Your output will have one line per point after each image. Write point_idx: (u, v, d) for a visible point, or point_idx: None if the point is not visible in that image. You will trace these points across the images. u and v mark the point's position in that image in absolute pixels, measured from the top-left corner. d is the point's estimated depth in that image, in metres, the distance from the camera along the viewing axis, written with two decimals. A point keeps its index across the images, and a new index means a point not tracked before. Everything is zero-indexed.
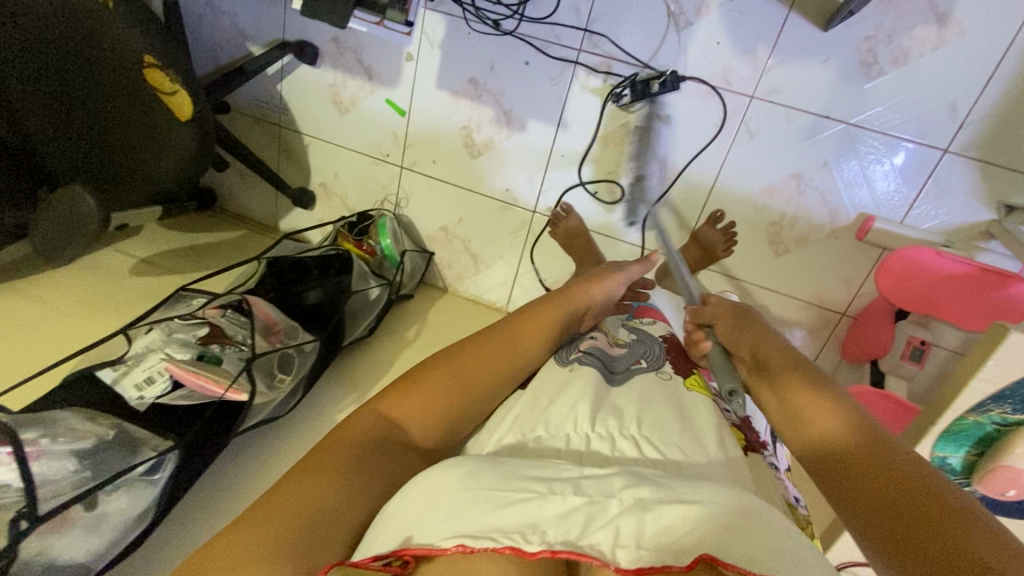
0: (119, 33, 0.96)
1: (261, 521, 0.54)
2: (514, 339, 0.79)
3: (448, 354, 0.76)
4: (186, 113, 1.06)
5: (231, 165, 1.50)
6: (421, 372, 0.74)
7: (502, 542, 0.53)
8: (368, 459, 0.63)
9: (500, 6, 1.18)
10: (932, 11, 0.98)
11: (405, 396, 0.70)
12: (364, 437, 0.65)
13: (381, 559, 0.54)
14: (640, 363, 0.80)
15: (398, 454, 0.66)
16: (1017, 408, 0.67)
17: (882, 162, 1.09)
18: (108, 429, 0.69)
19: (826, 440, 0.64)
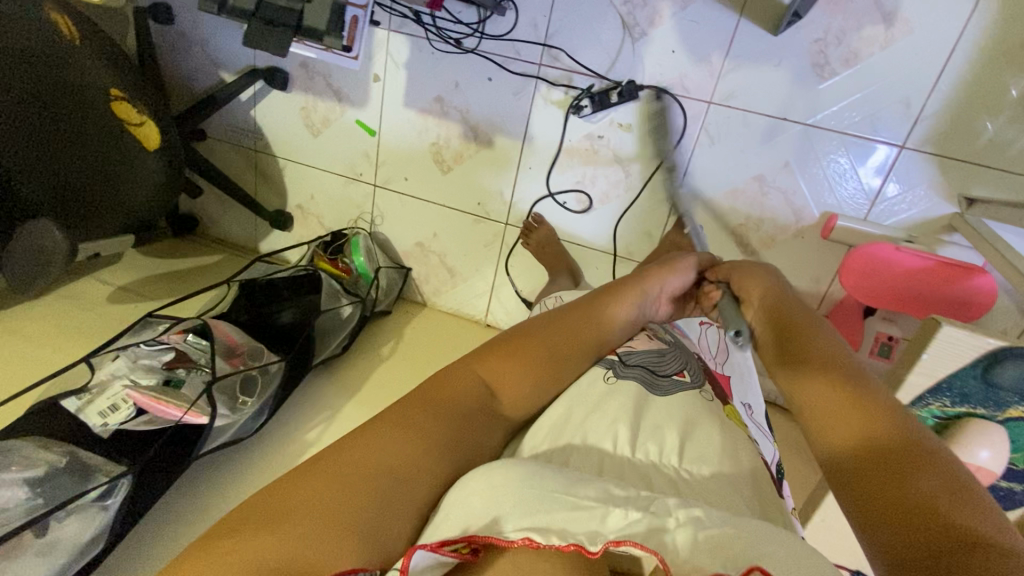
0: (85, 62, 1.03)
1: (350, 474, 0.52)
2: (593, 322, 0.79)
3: (535, 328, 0.76)
4: (152, 144, 1.12)
5: (209, 191, 1.52)
6: (516, 341, 0.74)
7: (565, 539, 0.51)
8: (456, 421, 0.62)
9: (460, 25, 1.21)
10: (879, 11, 0.99)
11: (496, 363, 0.70)
12: (457, 405, 0.64)
13: (453, 543, 0.50)
14: (682, 377, 0.78)
15: (481, 432, 0.64)
16: (955, 401, 0.65)
17: (841, 160, 1.10)
18: (60, 456, 0.71)
19: (876, 466, 0.51)
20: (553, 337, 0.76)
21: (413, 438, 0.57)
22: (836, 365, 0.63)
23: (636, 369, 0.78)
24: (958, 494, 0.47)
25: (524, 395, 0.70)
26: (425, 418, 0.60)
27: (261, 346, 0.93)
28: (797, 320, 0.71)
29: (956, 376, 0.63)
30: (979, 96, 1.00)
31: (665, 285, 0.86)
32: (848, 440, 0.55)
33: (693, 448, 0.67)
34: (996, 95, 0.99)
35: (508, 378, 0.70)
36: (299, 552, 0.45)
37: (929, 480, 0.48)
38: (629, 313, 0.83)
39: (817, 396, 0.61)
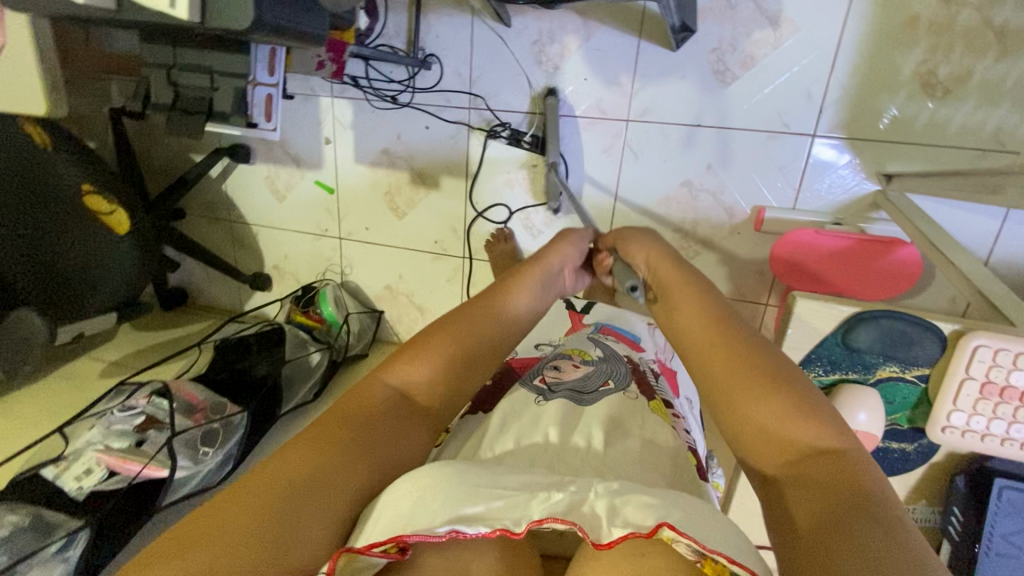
0: (59, 167, 1.15)
1: (256, 491, 0.48)
2: (498, 302, 0.75)
3: (438, 326, 0.68)
4: (124, 228, 1.23)
5: (194, 263, 1.64)
6: (420, 340, 0.67)
7: (491, 526, 0.51)
8: (377, 416, 0.59)
9: (394, 84, 1.31)
10: (764, 16, 1.06)
11: (403, 365, 0.64)
12: (371, 402, 0.59)
13: (380, 545, 0.47)
14: (608, 385, 0.81)
15: (406, 422, 0.60)
16: (829, 369, 0.69)
17: (760, 155, 1.15)
18: (25, 516, 0.79)
19: (734, 397, 0.54)
20: (464, 330, 0.69)
21: (320, 446, 0.53)
22: (707, 311, 0.65)
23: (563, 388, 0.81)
24: (799, 411, 0.51)
25: (444, 391, 0.64)
26: (326, 428, 0.55)
27: (222, 401, 1.00)
28: (676, 280, 0.72)
29: (822, 343, 0.68)
30: (875, 78, 1.05)
31: (567, 257, 0.87)
32: (714, 368, 0.58)
33: (622, 438, 0.70)
34: (890, 76, 1.04)
35: (418, 373, 0.63)
36: (218, 565, 0.42)
37: (802, 424, 0.50)
38: (533, 293, 0.79)
39: (693, 328, 0.64)
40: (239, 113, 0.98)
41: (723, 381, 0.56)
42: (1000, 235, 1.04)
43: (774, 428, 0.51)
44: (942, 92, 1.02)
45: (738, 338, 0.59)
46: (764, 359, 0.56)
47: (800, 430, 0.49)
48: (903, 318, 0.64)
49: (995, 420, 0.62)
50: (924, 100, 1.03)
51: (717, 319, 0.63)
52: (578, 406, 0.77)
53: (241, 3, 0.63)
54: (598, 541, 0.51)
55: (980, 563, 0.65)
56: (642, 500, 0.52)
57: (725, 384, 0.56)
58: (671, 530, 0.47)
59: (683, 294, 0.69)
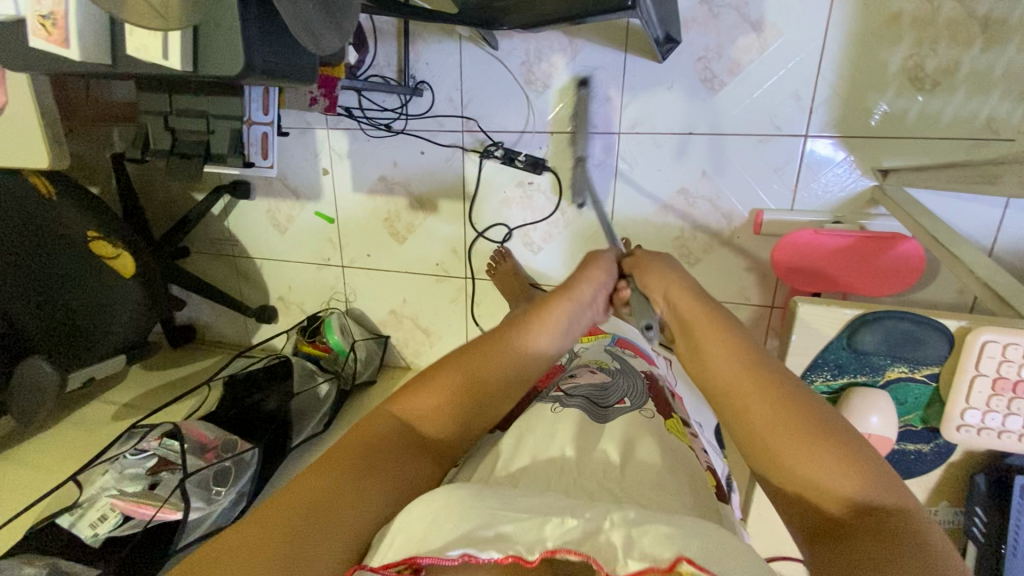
0: (67, 214, 1.20)
1: (293, 513, 0.51)
2: (515, 332, 0.73)
3: (459, 359, 0.69)
4: (129, 270, 1.26)
5: (200, 300, 1.65)
6: (430, 375, 0.68)
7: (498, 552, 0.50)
8: (394, 454, 0.60)
9: (387, 112, 1.33)
10: (747, 22, 1.07)
11: (415, 397, 0.66)
12: (383, 438, 0.61)
13: (393, 567, 0.49)
14: (623, 404, 0.78)
15: (417, 457, 0.62)
16: (837, 373, 0.69)
17: (754, 160, 1.15)
18: (40, 568, 0.80)
19: (783, 455, 0.54)
20: (474, 363, 0.69)
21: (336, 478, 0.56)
22: (735, 356, 0.63)
23: (580, 395, 0.79)
24: (848, 465, 0.51)
25: (450, 425, 0.66)
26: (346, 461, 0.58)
27: (233, 438, 1.01)
28: (701, 317, 0.69)
29: (825, 350, 0.68)
30: (862, 75, 1.05)
31: (597, 287, 0.80)
32: (755, 416, 0.57)
33: (637, 452, 0.69)
34: (878, 72, 1.04)
35: (429, 405, 0.65)
36: None
37: (866, 485, 0.50)
38: (561, 328, 0.75)
39: (721, 362, 0.63)
40: (236, 153, 1.00)
41: (773, 435, 0.55)
42: (1003, 223, 1.03)
43: (833, 490, 0.50)
44: (931, 85, 1.02)
45: (774, 384, 0.59)
46: (813, 410, 0.56)
47: (860, 489, 0.50)
48: (906, 317, 0.63)
49: (1011, 416, 0.61)
50: (914, 94, 1.04)
51: (751, 364, 0.62)
52: (594, 420, 0.75)
53: (232, 50, 0.64)
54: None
55: (1009, 565, 0.64)
56: (662, 531, 0.49)
57: (774, 438, 0.55)
58: (689, 565, 0.45)
59: (712, 334, 0.67)
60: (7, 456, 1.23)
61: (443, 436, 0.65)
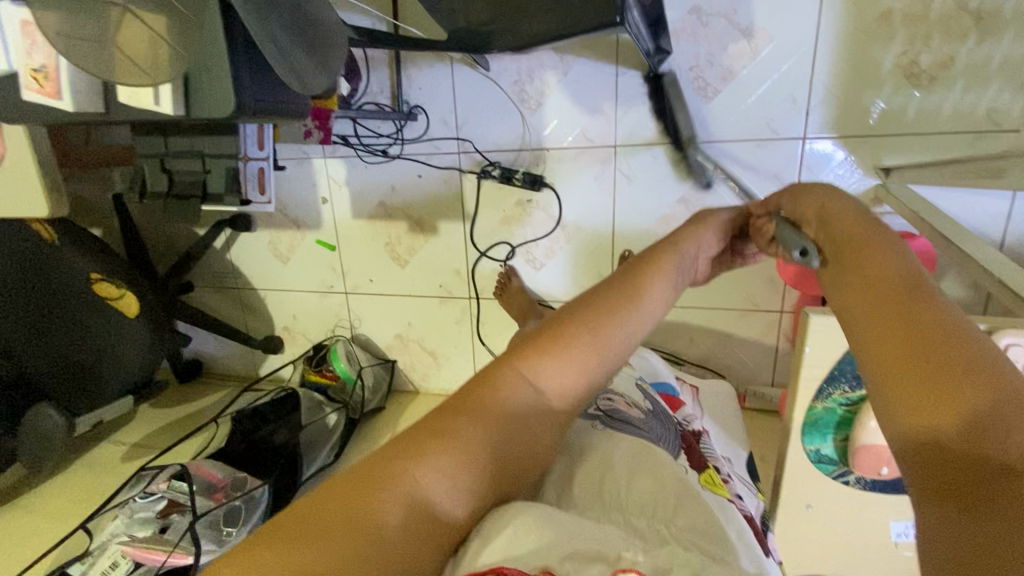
0: (66, 257, 1.20)
1: (384, 491, 0.42)
2: (636, 286, 0.60)
3: (595, 321, 0.56)
4: (133, 310, 1.27)
5: (206, 335, 1.65)
6: (562, 334, 0.55)
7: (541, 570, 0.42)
8: (511, 426, 0.50)
9: (382, 138, 1.33)
10: (737, 29, 1.07)
11: (546, 357, 0.53)
12: (506, 406, 0.50)
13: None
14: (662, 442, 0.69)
15: (536, 427, 0.52)
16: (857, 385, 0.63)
17: (753, 164, 1.15)
18: None
19: (899, 386, 0.38)
20: (604, 329, 0.56)
21: (441, 451, 0.46)
22: (888, 278, 0.45)
23: (618, 421, 0.70)
24: (989, 418, 0.33)
25: (572, 397, 0.54)
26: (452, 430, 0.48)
27: (242, 476, 1.00)
28: (861, 244, 0.50)
29: (841, 363, 0.62)
30: (857, 75, 1.04)
31: (701, 246, 0.67)
32: (881, 334, 0.41)
33: None
34: (873, 71, 1.03)
35: (562, 377, 0.53)
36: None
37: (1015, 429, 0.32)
38: (667, 294, 0.62)
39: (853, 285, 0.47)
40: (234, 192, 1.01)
41: (904, 356, 0.39)
42: (1012, 214, 1.01)
43: (962, 432, 0.33)
44: (927, 80, 1.01)
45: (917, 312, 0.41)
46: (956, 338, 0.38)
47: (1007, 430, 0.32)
48: None
49: None
50: (910, 90, 1.03)
51: (898, 284, 0.44)
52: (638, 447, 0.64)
53: (223, 90, 0.64)
54: None
55: None
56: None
57: (892, 361, 0.39)
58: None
59: (860, 262, 0.48)
60: (19, 504, 1.23)
61: (569, 406, 0.54)
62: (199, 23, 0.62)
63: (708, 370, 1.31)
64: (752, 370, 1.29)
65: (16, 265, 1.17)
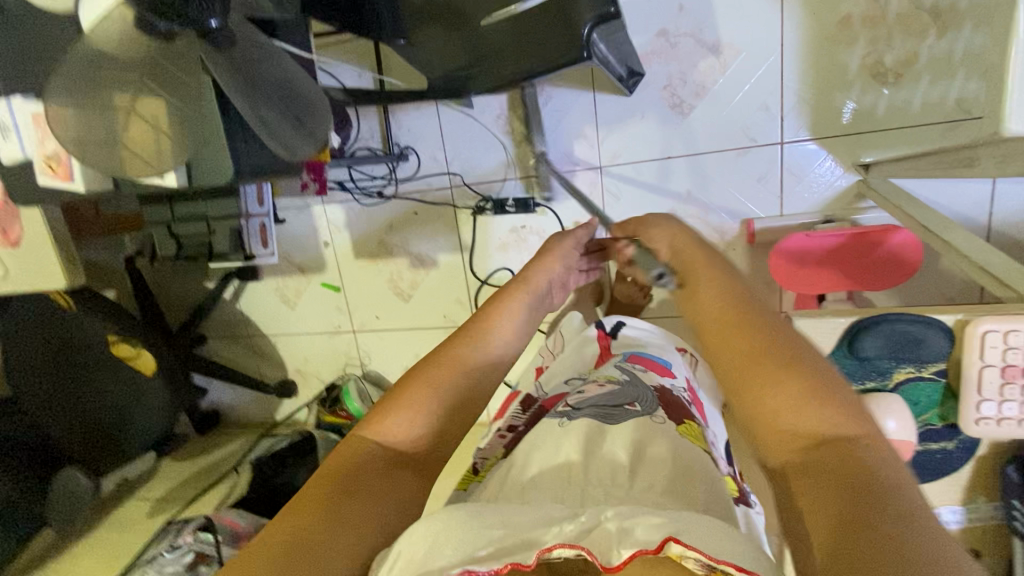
0: (83, 320, 1.25)
1: (320, 515, 0.44)
2: (472, 326, 0.61)
3: (460, 336, 0.60)
4: (149, 370, 1.33)
5: (221, 384, 1.69)
6: (406, 390, 0.55)
7: (501, 562, 0.42)
8: (373, 478, 0.49)
9: (377, 180, 1.38)
10: (705, 46, 1.11)
11: (392, 412, 0.53)
12: (357, 466, 0.49)
13: None
14: (633, 407, 0.70)
15: (403, 480, 0.50)
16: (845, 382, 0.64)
17: (734, 172, 1.18)
18: None
19: (759, 391, 0.42)
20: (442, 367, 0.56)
21: (332, 500, 0.46)
22: (728, 303, 0.49)
23: (588, 406, 0.72)
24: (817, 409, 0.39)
25: (432, 437, 0.54)
26: (347, 479, 0.48)
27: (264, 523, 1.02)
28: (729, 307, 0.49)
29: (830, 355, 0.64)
30: (825, 78, 1.08)
31: (552, 276, 0.73)
32: (732, 351, 0.45)
33: None
34: (841, 74, 1.07)
35: (418, 416, 0.53)
36: None
37: (840, 420, 0.39)
38: (522, 321, 0.65)
39: (710, 302, 0.51)
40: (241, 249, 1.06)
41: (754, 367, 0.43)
42: (995, 198, 1.03)
43: (810, 428, 0.39)
44: (894, 77, 1.05)
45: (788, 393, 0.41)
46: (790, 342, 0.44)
47: (831, 420, 0.39)
48: (900, 320, 0.60)
49: None
50: (878, 89, 1.06)
51: (743, 306, 0.49)
52: (603, 426, 0.67)
53: (222, 164, 0.75)
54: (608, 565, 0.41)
55: None
56: None
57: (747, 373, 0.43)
58: (678, 545, 0.40)
59: (730, 325, 0.47)
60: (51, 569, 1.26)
61: (431, 451, 0.53)
62: (199, 115, 0.69)
63: None
64: None
65: (39, 335, 1.23)
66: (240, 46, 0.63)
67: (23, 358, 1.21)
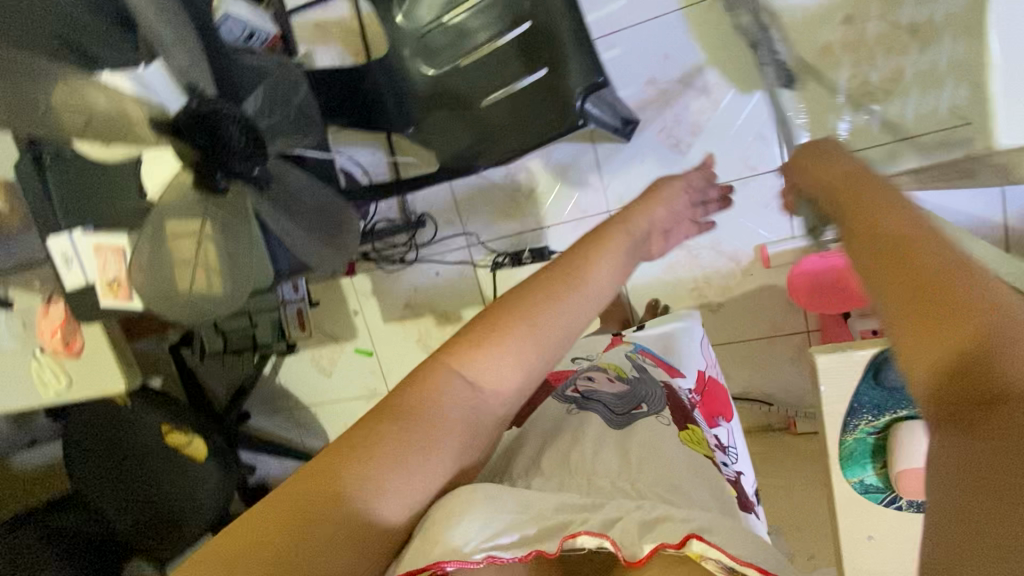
0: (142, 415, 1.33)
1: (377, 458, 0.45)
2: (571, 269, 0.57)
3: (557, 279, 0.56)
4: (201, 454, 1.33)
5: (268, 458, 1.74)
6: (491, 326, 0.52)
7: (525, 548, 0.45)
8: (444, 424, 0.48)
9: (398, 247, 1.45)
10: (694, 89, 1.17)
11: (475, 352, 0.51)
12: (430, 404, 0.49)
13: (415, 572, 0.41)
14: (642, 408, 0.68)
15: (469, 428, 0.50)
16: (880, 414, 0.61)
17: (740, 202, 1.21)
18: None
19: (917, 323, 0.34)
20: (540, 322, 0.53)
21: (395, 452, 0.45)
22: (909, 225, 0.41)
23: (596, 398, 0.70)
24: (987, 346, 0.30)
25: (511, 377, 0.52)
26: (421, 427, 0.47)
27: None
28: (903, 237, 0.39)
29: (858, 393, 0.61)
30: None
31: (653, 221, 0.70)
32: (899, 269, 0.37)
33: None
34: None
35: (498, 377, 0.52)
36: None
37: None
38: (617, 269, 0.61)
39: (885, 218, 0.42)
40: None
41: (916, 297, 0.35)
42: (1006, 198, 1.03)
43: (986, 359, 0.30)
44: None
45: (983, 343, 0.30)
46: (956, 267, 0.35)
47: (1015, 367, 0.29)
48: None
49: None
50: None
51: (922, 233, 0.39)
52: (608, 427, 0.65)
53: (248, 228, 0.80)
54: (632, 558, 0.45)
55: None
56: None
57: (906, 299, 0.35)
58: (700, 542, 0.44)
59: (915, 295, 0.35)
60: None
61: (505, 397, 0.53)
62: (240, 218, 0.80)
63: (752, 402, 1.32)
64: (795, 393, 1.29)
65: (102, 430, 1.32)
66: (275, 180, 0.82)
67: (94, 453, 1.32)
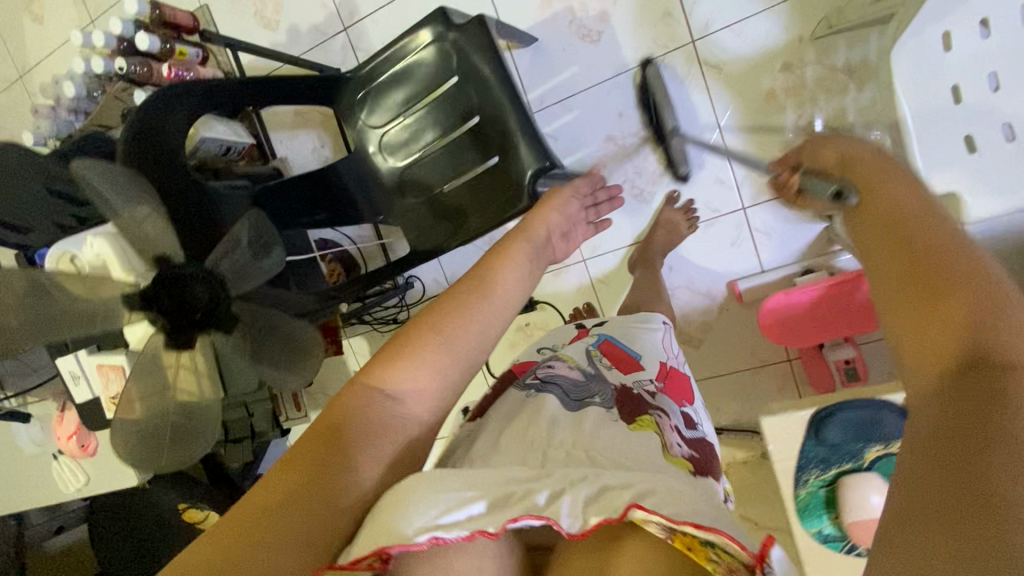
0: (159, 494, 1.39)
1: (317, 465, 0.48)
2: (480, 278, 0.63)
3: (467, 289, 0.61)
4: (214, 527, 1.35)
5: None
6: (408, 340, 0.56)
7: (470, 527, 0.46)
8: (377, 427, 0.52)
9: (390, 308, 1.52)
10: (650, 141, 1.23)
11: (395, 366, 0.55)
12: (362, 412, 0.52)
13: (362, 560, 0.43)
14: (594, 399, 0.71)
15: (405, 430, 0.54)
16: (823, 468, 0.75)
17: (706, 241, 1.26)
18: None
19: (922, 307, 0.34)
20: (457, 327, 0.58)
21: (337, 455, 0.49)
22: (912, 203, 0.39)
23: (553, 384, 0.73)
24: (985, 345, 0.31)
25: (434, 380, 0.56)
26: (350, 430, 0.51)
27: None
28: (908, 210, 0.38)
29: (803, 449, 0.77)
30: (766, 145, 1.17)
31: (550, 225, 0.77)
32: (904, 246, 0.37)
33: None
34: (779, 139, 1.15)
35: (425, 378, 0.55)
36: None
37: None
38: (523, 270, 0.67)
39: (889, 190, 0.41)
40: None
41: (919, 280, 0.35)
42: None
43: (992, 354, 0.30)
44: None
45: (970, 329, 0.32)
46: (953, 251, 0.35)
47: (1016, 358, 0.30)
48: (847, 408, 0.74)
49: None
50: None
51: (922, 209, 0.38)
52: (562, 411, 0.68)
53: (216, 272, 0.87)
54: (572, 530, 0.47)
55: None
56: None
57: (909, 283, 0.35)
58: (641, 509, 0.46)
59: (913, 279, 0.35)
60: None
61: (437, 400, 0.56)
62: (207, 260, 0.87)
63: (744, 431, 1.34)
64: None
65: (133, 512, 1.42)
66: (241, 319, 0.90)
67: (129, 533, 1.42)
